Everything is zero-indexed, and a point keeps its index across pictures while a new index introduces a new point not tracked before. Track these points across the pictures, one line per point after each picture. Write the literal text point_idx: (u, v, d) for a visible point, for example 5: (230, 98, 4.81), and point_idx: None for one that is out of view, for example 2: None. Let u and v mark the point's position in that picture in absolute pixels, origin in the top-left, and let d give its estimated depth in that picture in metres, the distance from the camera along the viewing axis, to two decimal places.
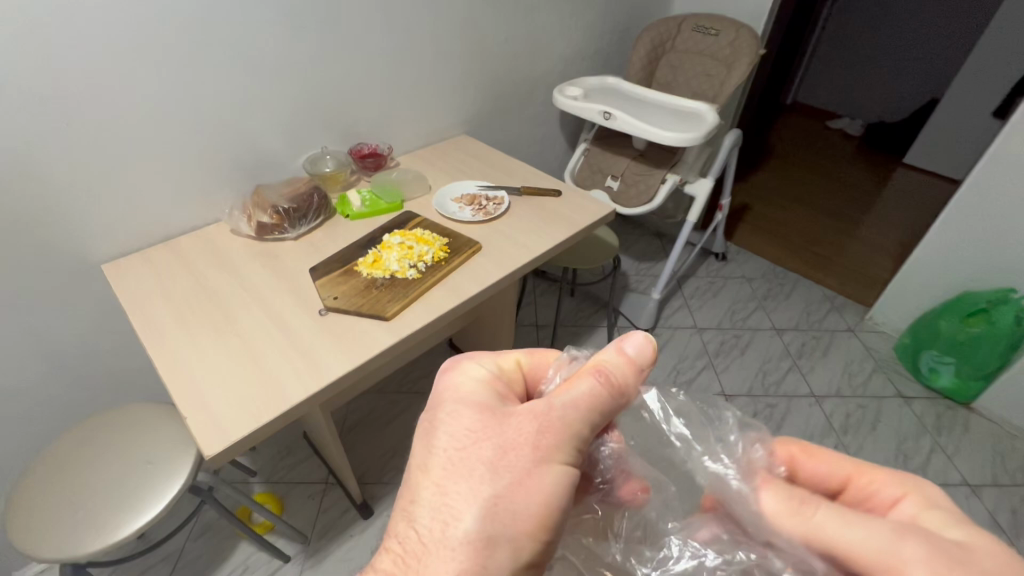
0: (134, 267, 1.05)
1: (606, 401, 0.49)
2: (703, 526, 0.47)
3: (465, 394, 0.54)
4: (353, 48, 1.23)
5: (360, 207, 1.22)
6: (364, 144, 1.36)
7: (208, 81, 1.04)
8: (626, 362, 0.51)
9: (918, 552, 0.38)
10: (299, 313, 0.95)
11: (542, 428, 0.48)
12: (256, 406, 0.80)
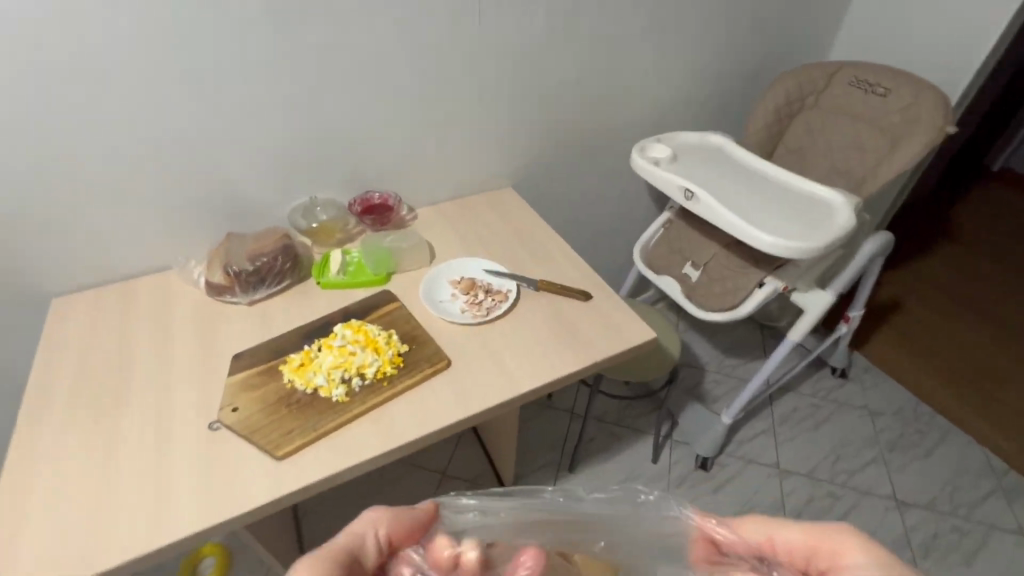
0: (72, 309, 0.95)
1: (380, 532, 0.45)
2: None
3: None
4: (359, 87, 1.02)
5: (338, 274, 1.02)
6: (375, 192, 1.16)
7: (164, 124, 0.89)
8: (413, 515, 0.46)
9: (858, 557, 0.46)
10: (188, 422, 0.78)
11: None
12: (61, 569, 0.64)
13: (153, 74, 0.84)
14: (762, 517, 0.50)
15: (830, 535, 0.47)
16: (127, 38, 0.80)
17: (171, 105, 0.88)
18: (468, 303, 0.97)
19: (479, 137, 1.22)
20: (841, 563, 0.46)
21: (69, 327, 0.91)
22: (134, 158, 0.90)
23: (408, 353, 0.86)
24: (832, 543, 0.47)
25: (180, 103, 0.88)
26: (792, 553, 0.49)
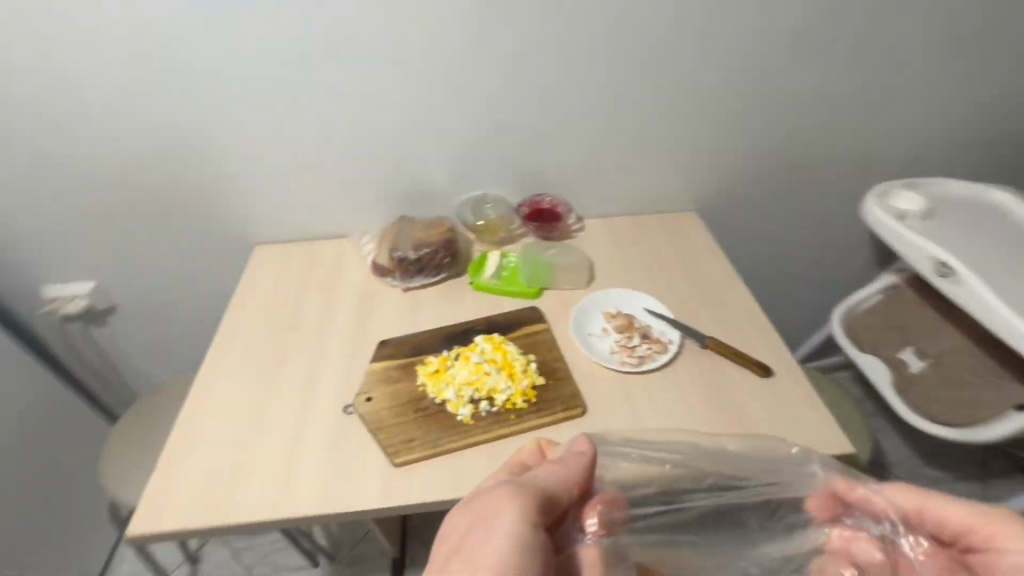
0: (268, 260, 1.06)
1: (568, 483, 0.48)
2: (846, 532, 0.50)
3: (469, 500, 0.50)
4: (525, 98, 0.96)
5: (492, 278, 0.99)
6: (547, 196, 1.09)
7: (340, 120, 0.96)
8: (586, 456, 0.50)
9: (1015, 539, 0.49)
10: (329, 398, 0.82)
11: (529, 518, 0.45)
12: (201, 508, 0.70)
13: (353, 66, 0.91)
14: (922, 490, 0.51)
15: (991, 515, 0.50)
16: (337, 31, 0.87)
17: (366, 95, 0.94)
18: (621, 346, 0.86)
19: (662, 158, 1.07)
20: (998, 543, 0.49)
21: (261, 277, 1.03)
22: (340, 130, 0.97)
23: (543, 389, 0.79)
24: (992, 527, 0.50)
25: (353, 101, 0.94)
26: (944, 526, 0.51)
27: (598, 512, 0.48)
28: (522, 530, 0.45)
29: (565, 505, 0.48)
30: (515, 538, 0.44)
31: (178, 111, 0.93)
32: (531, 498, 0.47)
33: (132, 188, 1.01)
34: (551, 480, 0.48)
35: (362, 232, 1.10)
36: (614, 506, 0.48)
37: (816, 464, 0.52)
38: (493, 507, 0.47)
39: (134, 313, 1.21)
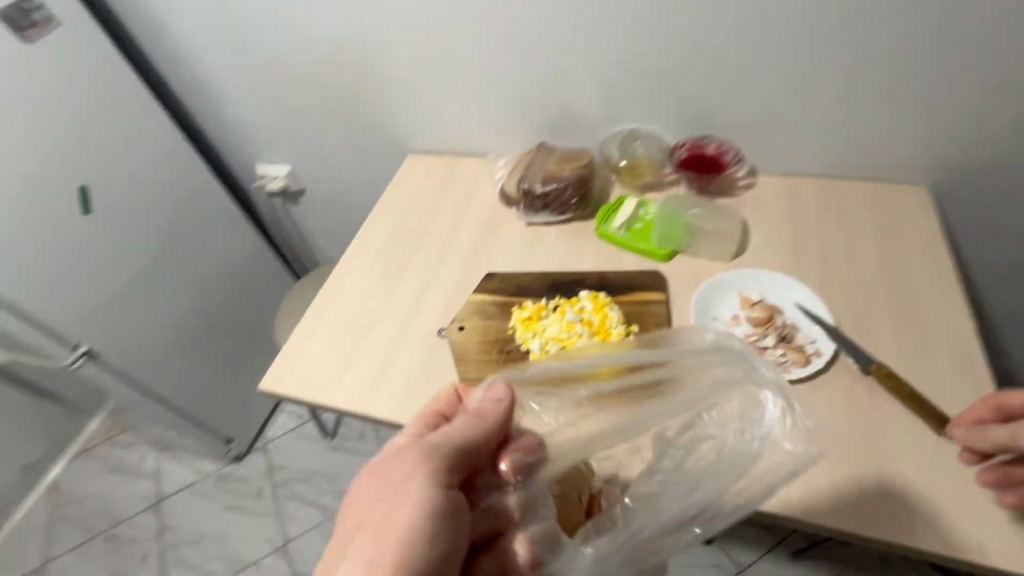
0: (413, 168, 1.11)
1: (484, 434, 0.49)
2: (761, 403, 0.52)
3: (376, 460, 0.49)
4: (651, 18, 0.80)
5: (620, 229, 0.88)
6: (713, 140, 0.90)
7: (448, 36, 0.93)
8: (501, 404, 0.50)
9: None
10: (432, 317, 0.85)
11: (444, 473, 0.46)
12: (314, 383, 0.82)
13: None
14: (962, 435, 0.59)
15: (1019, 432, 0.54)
16: None
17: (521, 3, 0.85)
18: (748, 343, 0.72)
19: (859, 101, 0.79)
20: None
21: (403, 187, 1.07)
22: (492, 41, 0.91)
23: None
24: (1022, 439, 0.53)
25: (454, 15, 0.90)
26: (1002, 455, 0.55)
27: (514, 457, 0.49)
28: (433, 487, 0.45)
29: (479, 455, 0.48)
30: (429, 498, 0.44)
31: (351, 15, 0.97)
32: (446, 453, 0.47)
33: (315, 87, 1.13)
34: (467, 432, 0.48)
35: (493, 155, 1.07)
36: (530, 451, 0.49)
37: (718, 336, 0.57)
38: (409, 465, 0.46)
39: (312, 202, 1.43)
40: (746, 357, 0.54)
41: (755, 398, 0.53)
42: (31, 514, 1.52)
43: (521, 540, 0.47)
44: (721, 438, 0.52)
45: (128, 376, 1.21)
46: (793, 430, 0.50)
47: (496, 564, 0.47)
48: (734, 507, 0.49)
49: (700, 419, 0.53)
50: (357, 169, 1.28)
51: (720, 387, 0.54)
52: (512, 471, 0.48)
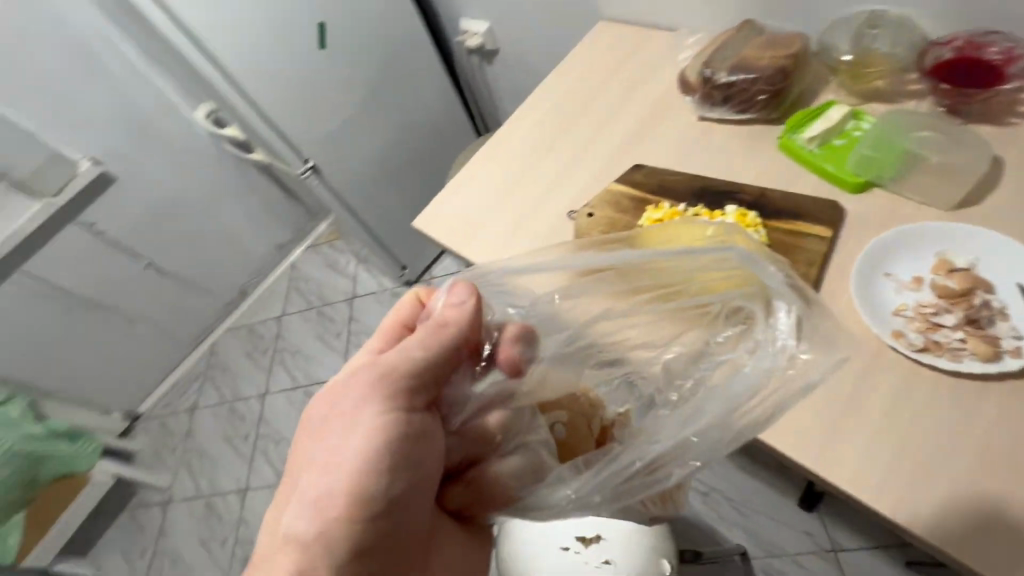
0: (597, 36, 1.03)
1: (443, 350, 0.50)
2: (782, 314, 0.49)
3: (334, 381, 0.52)
4: None
5: (811, 143, 0.72)
6: (996, 39, 0.66)
7: None
8: (463, 313, 0.50)
9: None
10: (571, 196, 0.85)
11: (397, 401, 0.48)
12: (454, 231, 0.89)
13: None
14: None
15: None
16: None
17: None
18: (918, 316, 0.59)
19: None
20: None
21: (583, 59, 1.00)
22: None
23: None
24: None
25: None
26: None
27: (503, 357, 0.50)
28: (389, 413, 0.48)
29: (444, 374, 0.50)
30: (382, 424, 0.48)
31: None
32: (401, 377, 0.49)
33: None
34: (424, 352, 0.49)
35: (686, 30, 0.93)
36: (515, 344, 0.50)
37: (737, 256, 0.49)
38: (363, 392, 0.49)
39: (506, 64, 1.46)
40: (749, 258, 0.49)
41: (762, 301, 0.49)
42: (278, 281, 2.09)
43: (498, 463, 0.50)
44: (736, 357, 0.50)
45: (342, 195, 1.49)
46: (795, 330, 0.48)
47: (462, 496, 0.53)
48: (748, 421, 0.48)
49: (708, 332, 0.51)
50: (551, 33, 1.25)
51: (726, 282, 0.50)
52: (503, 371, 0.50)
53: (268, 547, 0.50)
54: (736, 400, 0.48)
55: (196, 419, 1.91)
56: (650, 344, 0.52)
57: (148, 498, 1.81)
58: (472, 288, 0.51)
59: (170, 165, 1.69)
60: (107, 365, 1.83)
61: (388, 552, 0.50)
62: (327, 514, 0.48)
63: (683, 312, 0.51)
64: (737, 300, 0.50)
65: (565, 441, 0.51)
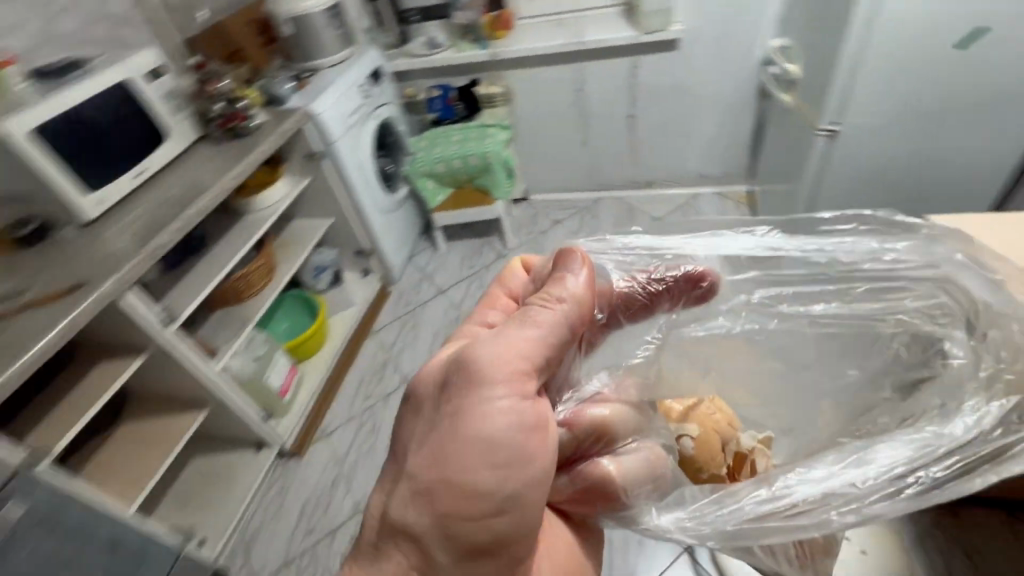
0: None
1: (563, 327, 0.53)
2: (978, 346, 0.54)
3: (440, 364, 0.56)
4: None
5: None
6: None
7: None
8: (580, 284, 0.54)
9: None
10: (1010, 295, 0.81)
11: (513, 386, 0.50)
12: None
13: None
14: None
15: None
16: None
17: None
18: None
19: None
20: None
21: None
22: None
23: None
24: None
25: None
26: None
27: (656, 291, 0.62)
28: (514, 394, 0.50)
29: (561, 350, 0.53)
30: (499, 411, 0.50)
31: None
32: (514, 359, 0.50)
33: None
34: (545, 329, 0.52)
35: None
36: (675, 281, 0.62)
37: (932, 261, 0.58)
38: (473, 377, 0.51)
39: None
40: (964, 265, 0.57)
41: (960, 328, 0.55)
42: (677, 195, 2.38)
43: (607, 459, 0.54)
44: (937, 403, 0.53)
45: (831, 172, 1.52)
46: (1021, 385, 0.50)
47: (565, 486, 0.56)
48: None
49: (870, 363, 0.60)
50: None
51: (919, 299, 0.58)
52: (675, 304, 0.63)
53: (380, 537, 0.54)
54: (931, 447, 0.49)
55: (555, 229, 2.40)
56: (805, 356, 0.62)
57: (495, 244, 2.39)
58: (582, 255, 0.55)
59: (712, 63, 1.99)
60: (549, 155, 2.41)
61: (499, 540, 0.52)
62: (437, 507, 0.50)
63: (860, 335, 0.60)
64: (926, 327, 0.58)
65: (691, 457, 0.57)
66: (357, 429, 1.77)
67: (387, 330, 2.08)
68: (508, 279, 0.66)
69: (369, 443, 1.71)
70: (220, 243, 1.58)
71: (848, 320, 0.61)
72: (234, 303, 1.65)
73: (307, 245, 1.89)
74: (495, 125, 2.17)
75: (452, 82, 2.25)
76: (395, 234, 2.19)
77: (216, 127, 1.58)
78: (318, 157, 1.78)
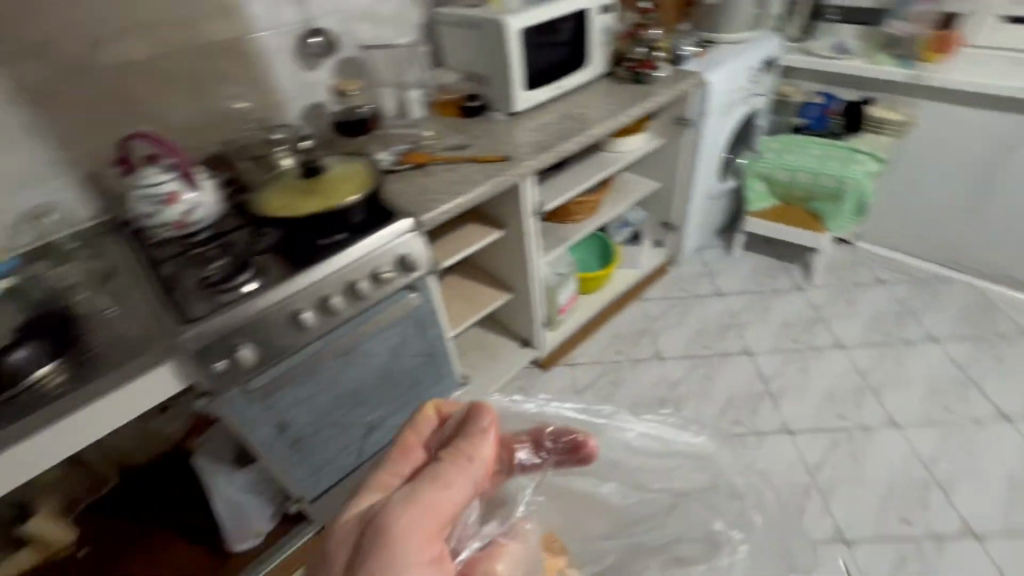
0: None
1: (474, 482, 0.48)
2: (728, 523, 0.56)
3: (351, 520, 0.47)
4: None
5: None
6: None
7: None
8: (490, 445, 0.49)
9: None
10: None
11: (429, 546, 0.44)
12: None
13: None
14: None
15: None
16: None
17: None
18: None
19: None
20: None
21: None
22: None
23: None
24: None
25: None
26: None
27: (538, 441, 0.55)
28: (432, 554, 0.44)
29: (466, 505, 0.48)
30: (417, 572, 0.43)
31: None
32: (427, 517, 0.45)
33: None
34: (461, 487, 0.47)
35: None
36: (557, 439, 0.55)
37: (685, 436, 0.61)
38: (387, 540, 0.43)
39: None
40: None
41: (711, 516, 0.57)
42: None
43: None
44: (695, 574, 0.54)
45: None
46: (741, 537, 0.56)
47: None
48: None
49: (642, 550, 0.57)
50: None
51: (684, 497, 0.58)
52: (553, 465, 0.55)
53: None
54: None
55: (874, 288, 2.08)
56: (608, 519, 0.59)
57: (793, 274, 2.18)
58: (490, 412, 0.51)
59: None
60: (911, 206, 2.06)
61: None
62: None
63: (648, 528, 0.58)
64: (695, 516, 0.57)
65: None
66: (600, 374, 1.87)
67: (655, 305, 2.11)
68: (420, 421, 0.54)
69: (607, 392, 1.81)
70: (574, 167, 1.72)
71: (649, 497, 0.58)
72: (560, 221, 1.77)
73: (634, 194, 1.97)
74: (868, 153, 1.91)
75: (843, 92, 2.05)
76: (704, 218, 2.18)
77: (623, 69, 1.73)
78: (685, 124, 1.82)
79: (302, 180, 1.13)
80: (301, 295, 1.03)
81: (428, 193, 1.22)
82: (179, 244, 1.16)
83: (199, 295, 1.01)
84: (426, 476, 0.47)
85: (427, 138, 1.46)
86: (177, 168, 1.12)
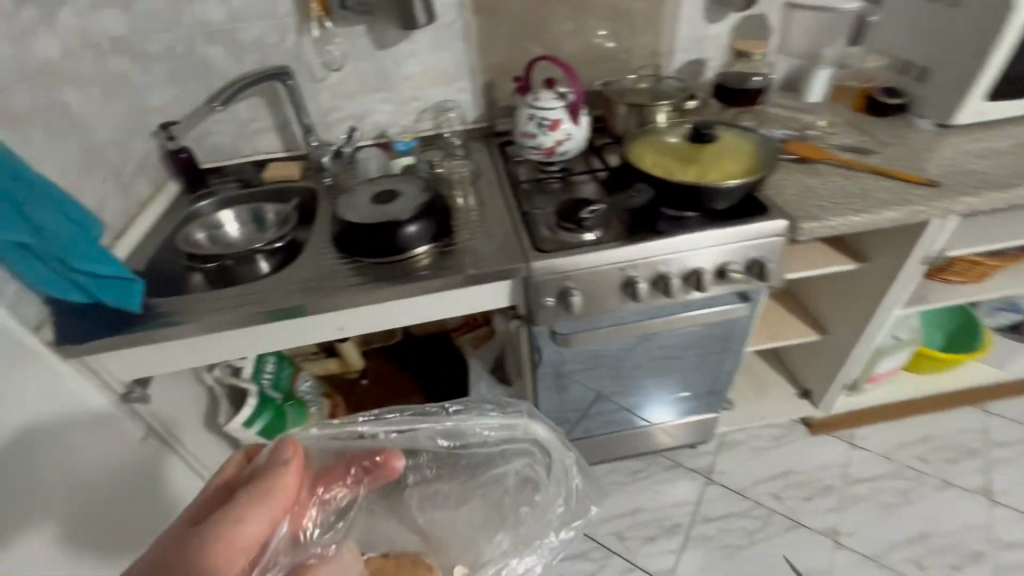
0: None
1: (275, 502, 0.44)
2: (562, 495, 0.63)
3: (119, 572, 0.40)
4: None
5: None
6: None
7: None
8: (292, 464, 0.46)
9: None
10: None
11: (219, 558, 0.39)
12: None
13: None
14: None
15: None
16: None
17: None
18: None
19: None
20: None
21: None
22: None
23: None
24: None
25: None
26: None
27: (357, 467, 0.55)
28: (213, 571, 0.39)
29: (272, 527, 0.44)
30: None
31: None
32: (221, 532, 0.40)
33: None
34: (253, 507, 0.43)
35: None
36: (372, 463, 0.55)
37: (492, 422, 0.65)
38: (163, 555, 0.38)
39: None
40: None
41: (538, 495, 0.63)
42: None
43: None
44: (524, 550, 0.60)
45: None
46: (575, 510, 0.64)
47: None
48: None
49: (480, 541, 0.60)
50: None
51: (496, 481, 0.64)
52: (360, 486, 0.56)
53: None
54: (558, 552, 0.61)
55: None
56: (445, 530, 0.61)
57: None
58: (296, 443, 0.48)
59: None
60: None
61: None
62: None
63: (482, 519, 0.62)
64: (508, 500, 0.62)
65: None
66: (890, 473, 1.48)
67: (1006, 426, 1.55)
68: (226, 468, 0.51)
69: (895, 501, 1.42)
70: None
71: (472, 498, 0.63)
72: (929, 276, 1.33)
73: None
74: None
75: None
76: None
77: None
78: None
79: (683, 144, 1.04)
80: (642, 264, 0.95)
81: (816, 197, 1.00)
82: (535, 174, 1.20)
83: (550, 231, 1.01)
84: (223, 511, 0.42)
85: (818, 129, 1.21)
86: (570, 101, 1.12)
